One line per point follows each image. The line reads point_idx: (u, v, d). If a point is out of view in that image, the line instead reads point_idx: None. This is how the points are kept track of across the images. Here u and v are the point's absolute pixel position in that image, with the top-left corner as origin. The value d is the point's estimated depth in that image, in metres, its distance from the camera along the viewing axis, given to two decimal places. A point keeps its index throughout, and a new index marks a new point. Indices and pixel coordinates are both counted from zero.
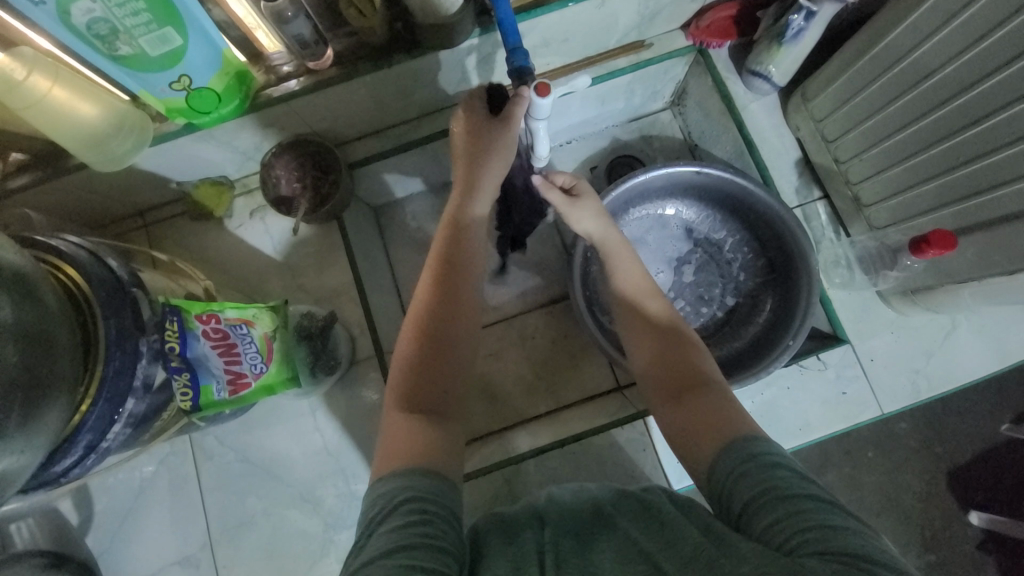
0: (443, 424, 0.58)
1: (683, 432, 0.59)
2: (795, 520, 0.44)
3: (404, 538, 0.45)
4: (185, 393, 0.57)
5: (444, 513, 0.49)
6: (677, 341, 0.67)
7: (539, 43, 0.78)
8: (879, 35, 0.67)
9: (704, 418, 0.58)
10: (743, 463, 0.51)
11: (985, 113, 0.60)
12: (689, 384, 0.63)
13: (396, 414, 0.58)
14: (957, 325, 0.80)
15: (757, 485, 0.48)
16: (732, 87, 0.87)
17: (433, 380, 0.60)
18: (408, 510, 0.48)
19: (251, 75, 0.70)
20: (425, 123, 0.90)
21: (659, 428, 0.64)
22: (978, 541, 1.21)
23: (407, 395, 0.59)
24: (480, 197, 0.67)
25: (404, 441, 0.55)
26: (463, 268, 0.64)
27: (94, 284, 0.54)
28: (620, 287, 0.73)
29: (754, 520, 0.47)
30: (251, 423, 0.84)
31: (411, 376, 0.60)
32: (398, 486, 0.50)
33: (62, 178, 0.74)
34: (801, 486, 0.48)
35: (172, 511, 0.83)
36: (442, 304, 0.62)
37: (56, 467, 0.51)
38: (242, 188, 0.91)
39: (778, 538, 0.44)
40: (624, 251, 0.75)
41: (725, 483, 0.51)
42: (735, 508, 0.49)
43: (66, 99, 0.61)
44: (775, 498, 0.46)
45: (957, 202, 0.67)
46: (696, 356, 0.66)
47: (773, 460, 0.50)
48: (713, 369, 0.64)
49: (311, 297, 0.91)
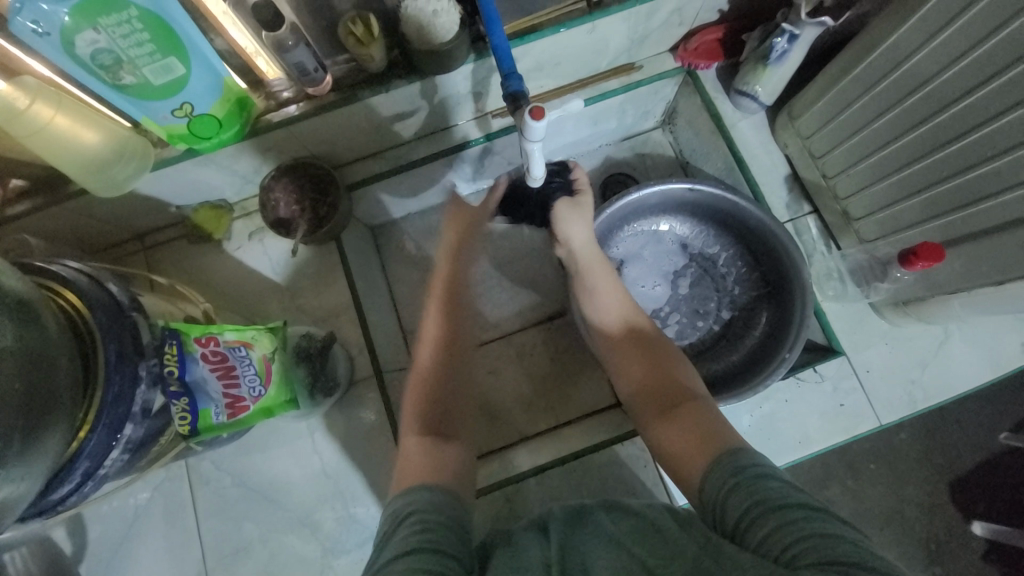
0: (451, 446, 0.64)
1: (674, 452, 0.61)
2: (789, 530, 0.44)
3: (413, 544, 0.47)
4: (183, 417, 0.57)
5: (446, 522, 0.51)
6: (663, 360, 0.71)
7: (533, 66, 0.81)
8: (860, 56, 0.70)
9: (692, 435, 0.60)
10: (734, 476, 0.52)
11: (966, 130, 0.62)
12: (678, 400, 0.66)
13: (413, 438, 0.64)
14: (950, 336, 0.81)
15: (749, 497, 0.49)
16: (721, 107, 0.90)
17: (440, 404, 0.67)
18: (414, 521, 0.50)
19: (252, 101, 0.72)
20: (422, 145, 0.91)
21: (652, 448, 0.65)
22: (982, 552, 1.20)
23: (422, 421, 0.66)
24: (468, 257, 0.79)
25: (416, 461, 0.60)
26: (461, 309, 0.75)
27: (94, 309, 0.54)
28: (602, 308, 0.76)
29: (750, 532, 0.47)
30: (248, 446, 0.84)
31: (425, 403, 0.68)
32: (408, 501, 0.53)
33: (62, 204, 0.74)
34: (790, 495, 0.48)
35: (168, 539, 0.81)
36: (445, 345, 0.72)
37: (53, 495, 0.50)
38: (241, 211, 0.92)
39: (774, 549, 0.44)
40: (602, 269, 0.78)
41: (717, 497, 0.52)
42: (731, 523, 0.49)
43: (68, 127, 0.62)
44: (769, 510, 0.47)
45: (943, 215, 0.68)
46: (682, 377, 0.69)
47: (762, 471, 0.51)
48: (699, 390, 0.67)
49: (309, 317, 0.91)
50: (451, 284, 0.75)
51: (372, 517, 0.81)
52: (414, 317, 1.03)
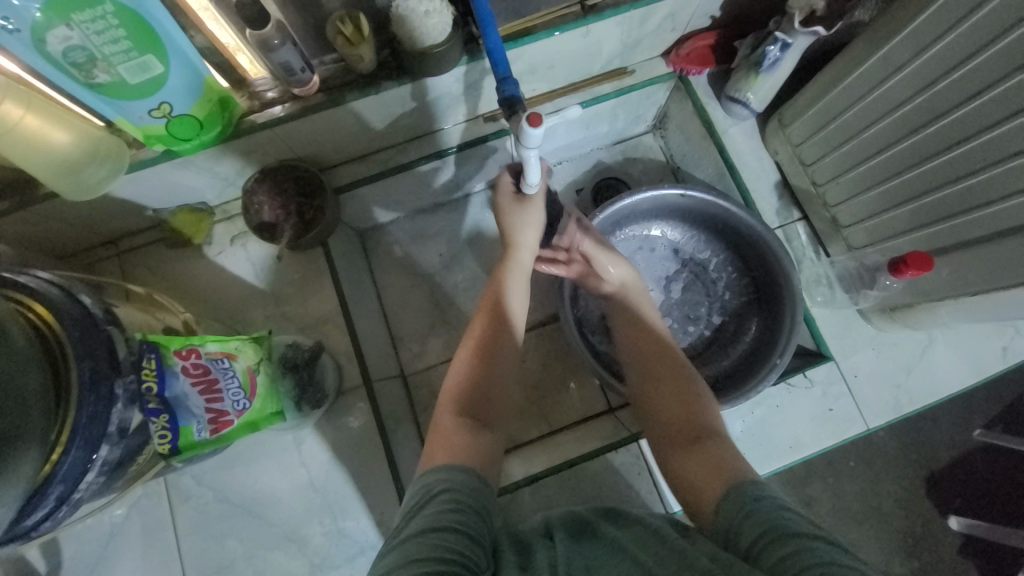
0: (487, 431, 0.64)
1: (692, 481, 0.60)
2: (806, 554, 0.43)
3: (441, 520, 0.48)
4: (162, 436, 0.54)
5: (474, 506, 0.52)
6: (685, 387, 0.70)
7: (526, 69, 0.79)
8: (852, 66, 0.71)
9: (711, 465, 0.59)
10: (753, 505, 0.51)
11: (952, 143, 0.64)
12: (696, 428, 0.65)
13: (450, 416, 0.65)
14: (934, 340, 0.83)
15: (767, 523, 0.48)
16: (713, 113, 0.90)
17: (483, 389, 0.68)
18: (444, 499, 0.51)
19: (235, 101, 0.69)
20: (411, 147, 0.89)
21: (668, 475, 0.64)
22: (958, 546, 1.24)
23: (459, 402, 0.67)
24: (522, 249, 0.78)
25: (448, 442, 0.61)
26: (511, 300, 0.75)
27: (66, 323, 0.51)
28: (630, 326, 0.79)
29: (763, 553, 0.46)
30: (232, 460, 0.80)
31: (467, 384, 0.68)
32: (442, 479, 0.54)
33: (30, 208, 0.70)
34: (806, 525, 0.47)
35: (145, 559, 0.77)
36: (494, 335, 0.72)
37: (26, 521, 0.47)
38: (222, 214, 0.88)
39: (789, 570, 0.43)
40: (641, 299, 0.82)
41: (732, 524, 0.51)
42: (744, 544, 0.48)
43: (37, 128, 0.59)
44: (785, 536, 0.46)
45: (932, 225, 0.70)
46: (704, 405, 0.68)
47: (782, 501, 0.50)
48: (721, 420, 0.66)
49: (295, 325, 0.88)
50: (500, 284, 0.76)
51: (362, 531, 0.79)
52: (403, 322, 1.01)
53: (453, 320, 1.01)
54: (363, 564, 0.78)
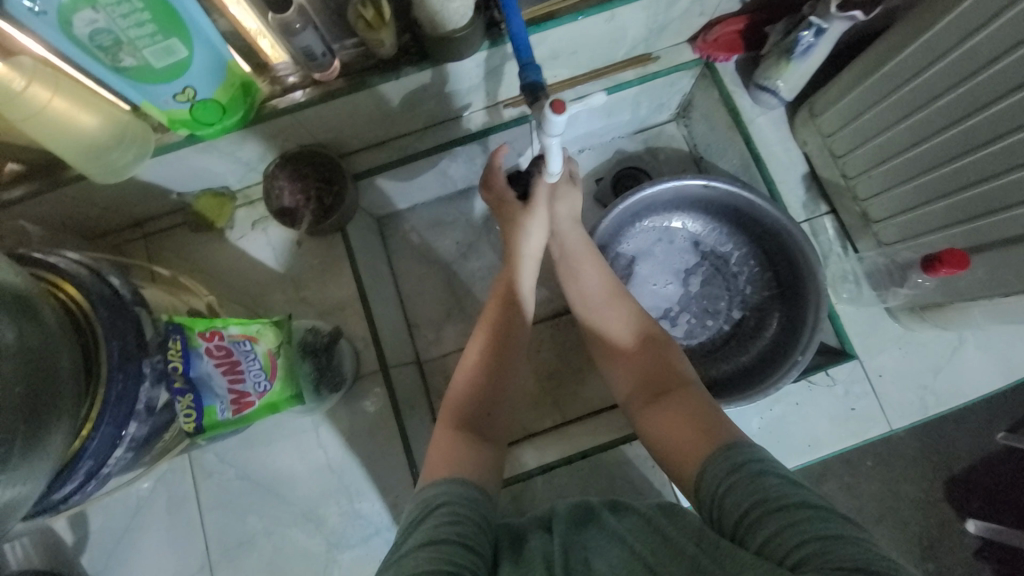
0: (487, 445, 0.65)
1: (671, 447, 0.59)
2: (790, 533, 0.42)
3: (436, 534, 0.49)
4: (188, 414, 0.56)
5: (473, 516, 0.53)
6: (662, 353, 0.69)
7: (548, 55, 0.78)
8: (890, 54, 0.68)
9: (689, 429, 0.58)
10: (731, 473, 0.50)
11: (991, 137, 0.61)
12: (672, 391, 0.64)
13: (449, 431, 0.65)
14: (965, 342, 0.80)
15: (748, 497, 0.47)
16: (740, 101, 0.87)
17: (484, 398, 0.68)
18: (442, 512, 0.52)
19: (256, 86, 0.69)
20: (430, 134, 0.89)
21: (645, 439, 0.63)
22: (976, 550, 1.21)
23: (460, 416, 0.67)
24: (530, 249, 0.77)
25: (447, 455, 0.61)
26: (518, 313, 0.74)
27: (95, 303, 0.52)
28: (590, 281, 0.76)
29: (749, 535, 0.45)
30: (252, 439, 0.83)
31: (469, 396, 0.68)
32: (440, 492, 0.55)
33: (60, 190, 0.72)
34: (790, 494, 0.46)
35: (170, 531, 0.80)
36: (500, 342, 0.71)
37: (57, 493, 0.49)
38: (244, 199, 0.89)
39: (777, 554, 0.42)
40: (587, 252, 0.78)
41: (715, 496, 0.50)
42: (730, 524, 0.47)
43: (65, 110, 0.59)
44: (768, 512, 0.44)
45: (967, 222, 0.67)
46: (679, 369, 0.67)
47: (760, 468, 0.49)
48: (696, 380, 0.65)
49: (313, 310, 0.89)
50: (508, 288, 0.75)
51: (377, 513, 0.81)
52: (419, 309, 1.01)
53: (469, 308, 1.01)
54: (377, 545, 0.80)
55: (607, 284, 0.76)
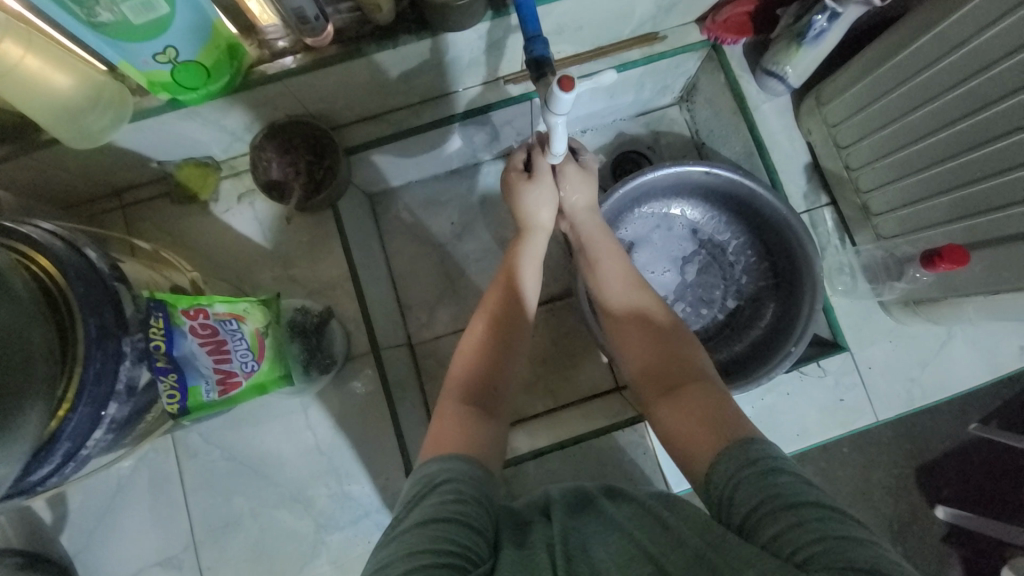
0: (491, 421, 0.64)
1: (680, 439, 0.58)
2: (802, 531, 0.42)
3: (440, 512, 0.48)
4: (171, 396, 0.53)
5: (476, 495, 0.52)
6: (676, 343, 0.67)
7: (553, 29, 0.74)
8: (905, 42, 0.66)
9: (700, 422, 0.57)
10: (742, 469, 0.49)
11: (1000, 133, 0.60)
12: (684, 381, 0.63)
13: (454, 405, 0.64)
14: (953, 336, 0.82)
15: (760, 491, 0.46)
16: (746, 87, 0.85)
17: (490, 373, 0.67)
18: (445, 490, 0.51)
19: (243, 49, 0.65)
20: (427, 109, 0.85)
21: (657, 429, 0.63)
22: (942, 534, 1.26)
23: (465, 390, 0.66)
24: (542, 215, 0.76)
25: (449, 430, 0.60)
26: (524, 290, 0.73)
27: (70, 277, 0.49)
28: (605, 271, 0.75)
29: (758, 529, 0.44)
30: (238, 420, 0.81)
31: (475, 374, 0.67)
32: (442, 467, 0.54)
33: (31, 155, 0.67)
34: (802, 492, 0.45)
35: (153, 511, 0.79)
36: (506, 317, 0.71)
37: (31, 476, 0.47)
38: (229, 170, 0.85)
39: (786, 550, 0.41)
40: (605, 239, 0.78)
41: (724, 490, 0.49)
42: (738, 518, 0.47)
43: (38, 68, 0.55)
44: (781, 508, 0.44)
45: (969, 218, 0.67)
46: (693, 359, 0.66)
47: (773, 465, 0.48)
48: (710, 372, 0.64)
49: (303, 289, 0.86)
50: (512, 265, 0.74)
51: (366, 495, 0.80)
52: (411, 290, 0.99)
53: (463, 291, 0.99)
54: (366, 527, 0.80)
55: (614, 274, 0.75)
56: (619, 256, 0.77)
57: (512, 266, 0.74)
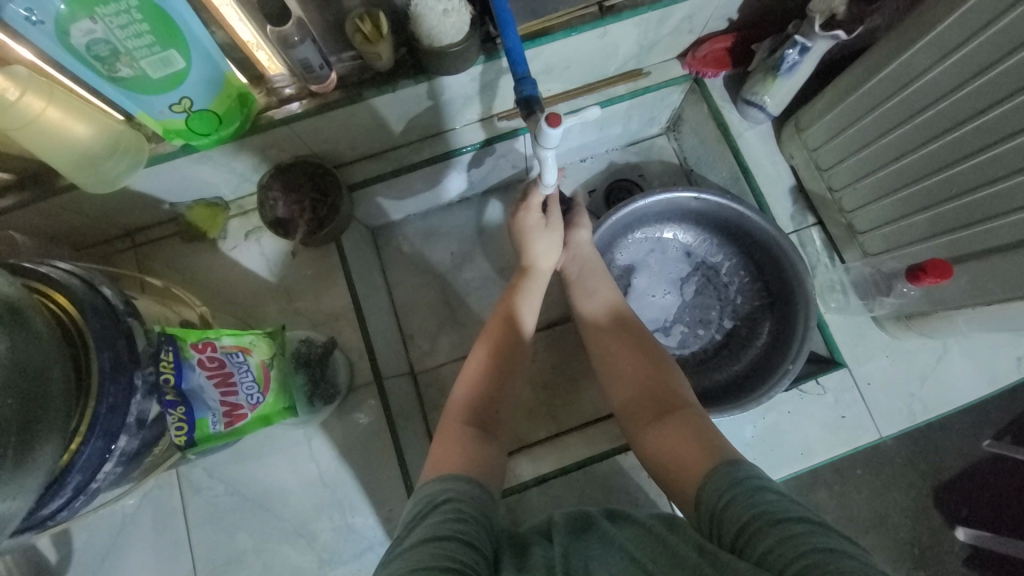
0: (492, 443, 0.65)
1: (670, 463, 0.60)
2: (790, 545, 0.42)
3: (440, 530, 0.48)
4: (179, 428, 0.54)
5: (476, 514, 0.52)
6: (662, 370, 0.70)
7: (543, 69, 0.79)
8: (873, 71, 0.70)
9: (689, 446, 0.59)
10: (731, 488, 0.50)
11: (973, 151, 0.63)
12: (670, 407, 0.65)
13: (456, 427, 0.65)
14: (949, 349, 0.82)
15: (748, 511, 0.47)
16: (728, 115, 0.90)
17: (490, 393, 0.69)
18: (447, 508, 0.52)
19: (253, 97, 0.69)
20: (425, 146, 0.89)
21: (645, 454, 0.64)
22: (965, 557, 1.22)
23: (468, 412, 0.67)
24: (541, 258, 0.79)
25: (449, 452, 0.61)
26: (522, 312, 0.75)
27: (87, 313, 0.51)
28: (597, 300, 0.79)
29: (750, 544, 0.44)
30: (243, 453, 0.81)
31: (477, 397, 0.69)
32: (445, 488, 0.55)
33: (50, 200, 0.71)
34: (789, 509, 0.46)
35: (156, 548, 0.78)
36: (506, 339, 0.73)
37: (43, 510, 0.48)
38: (237, 209, 0.89)
39: (777, 565, 0.42)
40: (596, 273, 0.81)
41: (715, 510, 0.50)
42: (730, 536, 0.47)
43: (59, 120, 0.59)
44: (767, 525, 0.45)
45: (951, 232, 0.69)
46: (678, 385, 0.68)
47: (758, 484, 0.50)
48: (694, 399, 0.66)
49: (307, 320, 0.88)
50: (511, 290, 0.77)
51: (370, 527, 0.79)
52: (413, 320, 1.01)
53: (463, 319, 1.01)
54: (371, 561, 0.78)
55: (605, 305, 0.79)
56: (608, 291, 0.80)
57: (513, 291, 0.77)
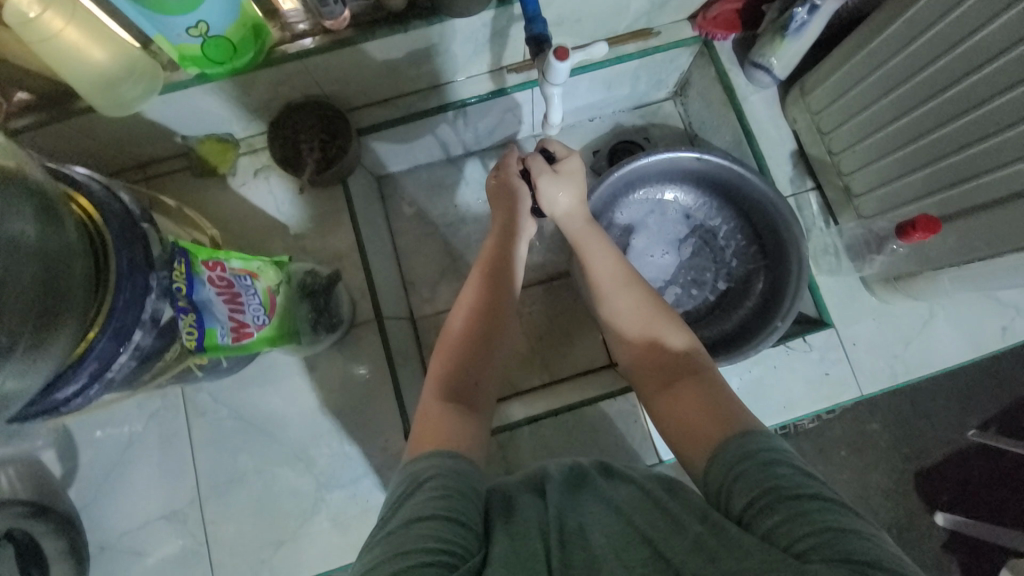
0: (473, 414, 0.65)
1: (682, 433, 0.61)
2: (800, 522, 0.44)
3: (424, 510, 0.49)
4: (190, 333, 0.56)
5: (462, 489, 0.53)
6: (669, 337, 0.69)
7: (553, 20, 0.80)
8: (876, 31, 0.72)
9: (701, 417, 0.60)
10: (742, 462, 0.52)
11: (967, 108, 0.64)
12: (679, 376, 0.65)
13: (437, 400, 0.65)
14: (934, 315, 0.85)
15: (757, 486, 0.49)
16: (735, 79, 0.91)
17: (469, 365, 0.68)
18: (432, 486, 0.52)
19: (267, 30, 0.71)
20: (435, 94, 0.91)
21: (654, 423, 0.65)
22: (943, 541, 1.26)
23: (447, 384, 0.67)
24: (523, 221, 0.78)
25: (438, 426, 0.61)
26: (504, 277, 0.74)
27: (107, 217, 0.54)
28: (590, 267, 0.76)
29: (756, 521, 0.47)
30: (246, 380, 0.84)
31: (455, 369, 0.68)
32: (431, 465, 0.55)
33: (66, 122, 0.73)
34: (801, 485, 0.48)
35: (161, 465, 0.82)
36: (487, 311, 0.71)
37: (59, 393, 0.50)
38: (247, 147, 0.91)
39: (782, 541, 0.44)
40: (587, 234, 0.78)
41: (724, 482, 0.52)
42: (737, 508, 0.49)
43: (78, 41, 0.61)
44: (778, 502, 0.47)
45: (941, 190, 0.71)
46: (688, 352, 0.68)
47: (772, 458, 0.51)
48: (706, 364, 0.66)
49: (312, 258, 0.91)
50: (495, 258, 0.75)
51: (365, 458, 0.83)
52: (415, 269, 1.03)
53: (464, 270, 1.04)
54: (365, 488, 0.82)
55: (608, 262, 0.76)
56: (608, 256, 0.76)
57: (501, 258, 0.75)
